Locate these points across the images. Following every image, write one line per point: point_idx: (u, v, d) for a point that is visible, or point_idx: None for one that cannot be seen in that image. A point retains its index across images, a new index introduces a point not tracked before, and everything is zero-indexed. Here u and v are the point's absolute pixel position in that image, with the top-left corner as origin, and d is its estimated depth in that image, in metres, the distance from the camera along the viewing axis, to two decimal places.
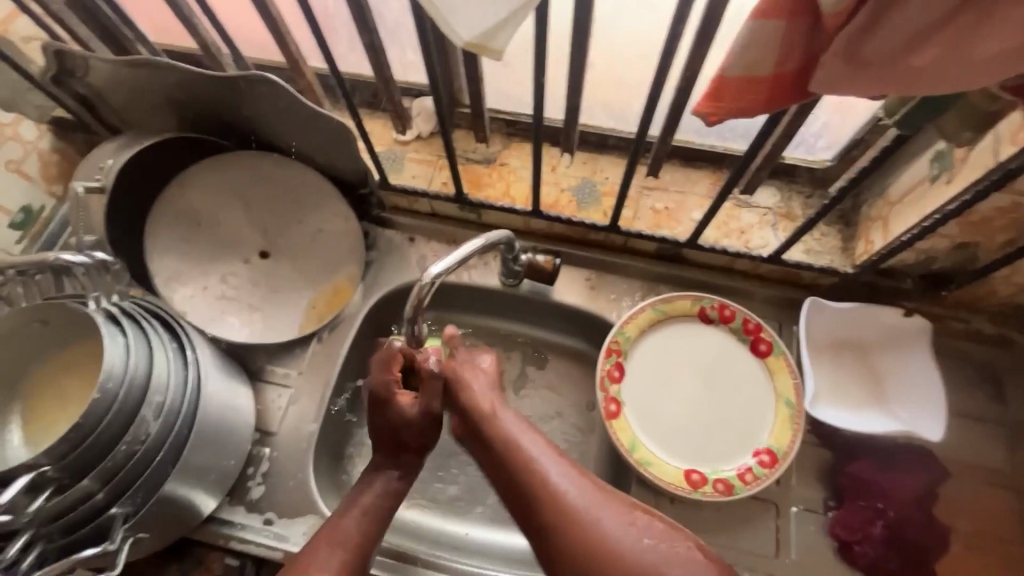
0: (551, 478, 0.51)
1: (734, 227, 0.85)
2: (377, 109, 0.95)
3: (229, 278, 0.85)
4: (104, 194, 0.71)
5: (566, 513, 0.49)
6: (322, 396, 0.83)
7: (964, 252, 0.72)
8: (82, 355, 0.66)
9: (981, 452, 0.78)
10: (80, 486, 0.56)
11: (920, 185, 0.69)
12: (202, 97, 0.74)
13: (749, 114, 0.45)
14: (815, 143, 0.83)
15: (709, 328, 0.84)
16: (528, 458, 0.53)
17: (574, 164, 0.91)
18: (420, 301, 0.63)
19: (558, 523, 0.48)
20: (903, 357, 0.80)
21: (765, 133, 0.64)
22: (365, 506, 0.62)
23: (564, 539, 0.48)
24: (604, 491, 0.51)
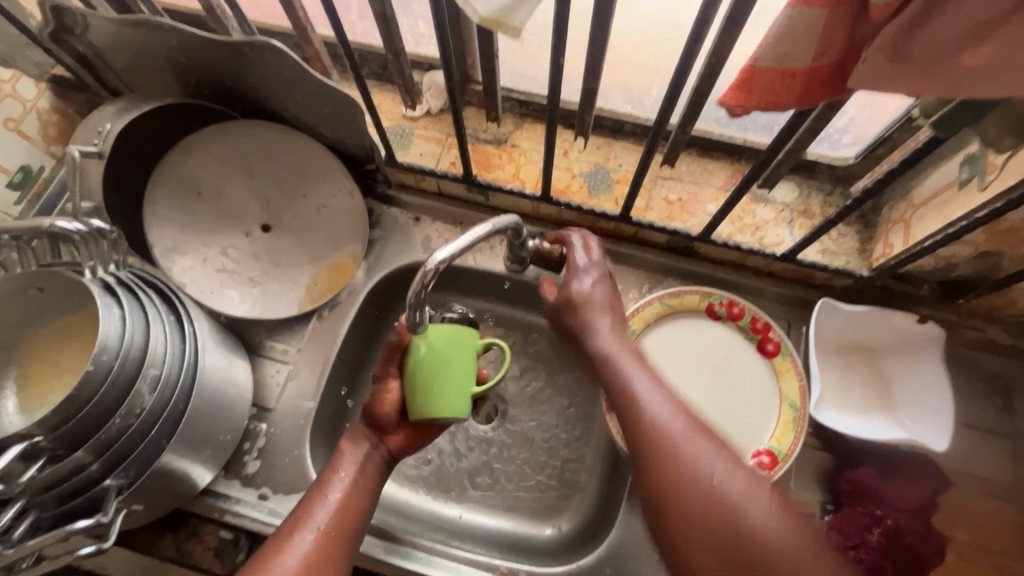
0: (652, 416, 0.58)
1: (749, 222, 0.83)
2: (386, 82, 0.93)
3: (230, 251, 0.83)
4: (103, 159, 0.68)
5: (664, 452, 0.55)
6: (321, 373, 0.83)
7: (988, 262, 0.70)
8: (77, 326, 0.65)
9: (983, 463, 0.77)
10: (73, 457, 0.55)
11: (947, 189, 0.67)
12: (206, 61, 0.71)
13: (778, 110, 0.42)
14: (839, 139, 0.80)
15: (716, 325, 0.82)
16: (636, 397, 0.60)
17: (588, 148, 0.88)
18: (422, 287, 0.58)
19: (655, 459, 0.56)
20: (913, 364, 0.78)
21: (792, 126, 0.61)
22: (351, 477, 0.64)
23: (659, 474, 0.55)
24: (700, 434, 0.56)
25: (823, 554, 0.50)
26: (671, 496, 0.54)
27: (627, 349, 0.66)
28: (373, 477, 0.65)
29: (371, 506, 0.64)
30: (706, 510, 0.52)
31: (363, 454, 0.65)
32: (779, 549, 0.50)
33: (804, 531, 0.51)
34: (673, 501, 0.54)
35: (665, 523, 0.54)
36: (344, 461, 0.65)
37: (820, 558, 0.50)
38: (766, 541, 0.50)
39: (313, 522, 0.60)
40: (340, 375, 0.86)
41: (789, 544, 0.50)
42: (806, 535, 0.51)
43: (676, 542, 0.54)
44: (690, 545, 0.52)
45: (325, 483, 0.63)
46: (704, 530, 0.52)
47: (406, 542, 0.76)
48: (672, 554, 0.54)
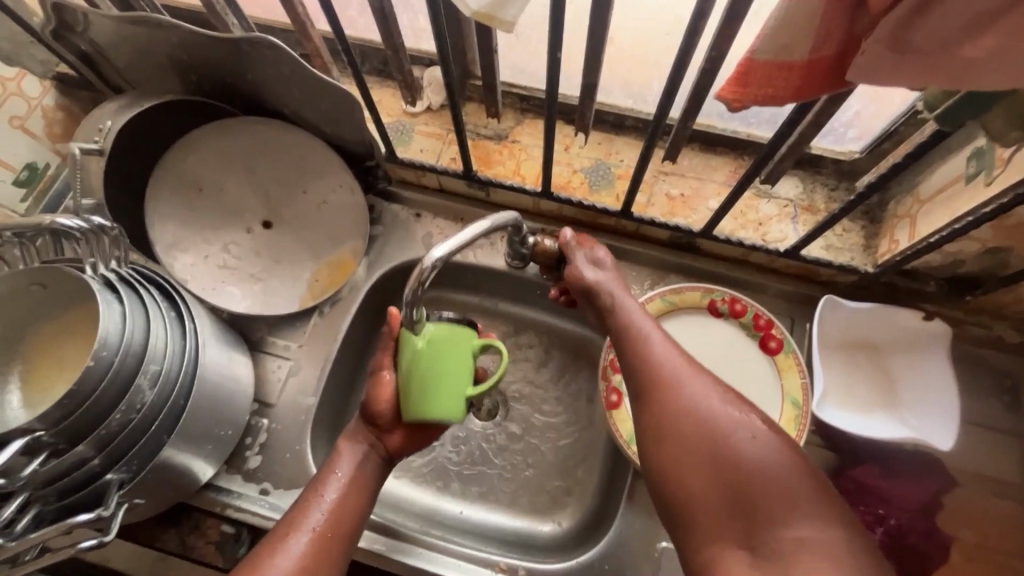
0: (655, 352, 0.60)
1: (752, 218, 0.82)
2: (387, 79, 0.93)
3: (231, 247, 0.83)
4: (103, 156, 0.68)
5: (662, 383, 0.57)
6: (322, 369, 0.83)
7: (996, 258, 0.68)
8: (74, 321, 0.65)
9: (990, 462, 0.76)
10: (75, 451, 0.55)
11: (954, 184, 0.65)
12: (205, 58, 0.71)
13: (776, 103, 0.42)
14: (844, 132, 0.78)
15: (718, 322, 0.82)
16: (640, 336, 0.62)
17: (588, 144, 0.87)
18: (421, 283, 0.59)
19: (652, 388, 0.57)
20: (918, 361, 0.77)
21: (793, 121, 0.59)
22: (346, 477, 0.63)
23: (655, 402, 0.56)
24: (700, 371, 0.58)
25: (814, 483, 0.49)
26: (664, 420, 0.55)
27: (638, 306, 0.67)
28: (369, 475, 0.64)
29: (364, 507, 0.63)
30: (695, 432, 0.53)
31: (363, 449, 0.65)
32: (765, 471, 0.49)
33: (796, 460, 0.50)
34: (665, 425, 0.55)
35: (657, 449, 0.55)
36: (340, 461, 0.64)
37: (811, 484, 0.48)
38: (753, 461, 0.50)
39: (308, 524, 0.59)
40: (341, 371, 0.87)
41: (775, 466, 0.49)
42: (794, 463, 0.50)
43: (665, 467, 0.53)
44: (678, 468, 0.52)
45: (318, 485, 0.62)
46: (692, 451, 0.52)
47: (405, 537, 0.76)
48: (662, 481, 0.54)
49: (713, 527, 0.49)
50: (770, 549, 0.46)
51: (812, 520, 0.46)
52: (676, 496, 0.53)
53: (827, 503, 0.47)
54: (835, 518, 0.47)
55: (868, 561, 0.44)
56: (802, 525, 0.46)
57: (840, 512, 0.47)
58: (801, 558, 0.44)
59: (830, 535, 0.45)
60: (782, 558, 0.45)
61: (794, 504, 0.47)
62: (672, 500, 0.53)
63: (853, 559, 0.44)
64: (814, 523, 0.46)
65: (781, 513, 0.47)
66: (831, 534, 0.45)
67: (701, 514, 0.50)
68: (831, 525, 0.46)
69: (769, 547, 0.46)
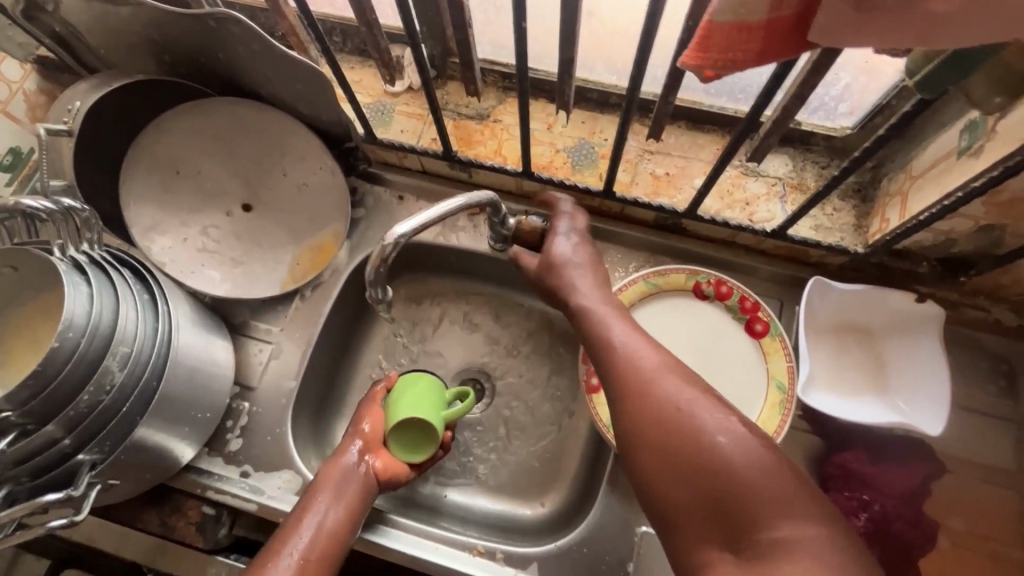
0: (628, 359, 0.57)
1: (739, 197, 0.80)
2: (368, 59, 0.91)
3: (210, 230, 0.83)
4: (72, 137, 0.67)
5: (636, 389, 0.55)
6: (304, 352, 0.83)
7: (989, 237, 0.65)
8: (43, 306, 0.64)
9: (982, 448, 0.74)
10: (44, 431, 0.55)
11: (946, 159, 0.62)
12: (176, 38, 0.70)
13: (740, 69, 0.40)
14: (834, 107, 0.76)
15: (703, 305, 0.80)
16: (614, 344, 0.60)
17: (571, 122, 0.85)
18: (383, 260, 0.59)
19: (627, 396, 0.55)
20: (909, 345, 0.75)
21: (768, 93, 0.56)
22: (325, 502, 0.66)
23: (630, 410, 0.54)
24: (674, 371, 0.55)
25: (793, 476, 0.47)
26: (640, 427, 0.53)
27: (613, 310, 0.65)
28: (352, 503, 0.67)
29: (348, 533, 0.65)
30: (671, 436, 0.50)
31: (342, 479, 0.68)
32: (743, 470, 0.47)
33: (774, 454, 0.48)
34: (640, 432, 0.53)
35: (636, 458, 0.53)
36: (322, 488, 0.67)
37: (791, 480, 0.46)
38: (730, 461, 0.47)
39: (291, 550, 0.61)
40: (324, 354, 0.86)
41: (752, 464, 0.47)
42: (776, 460, 0.47)
43: (645, 475, 0.52)
44: (659, 478, 0.50)
45: (301, 512, 0.65)
46: (671, 457, 0.50)
47: (386, 520, 0.75)
48: (643, 489, 0.52)
49: (696, 533, 0.48)
50: (753, 551, 0.44)
51: (793, 517, 0.45)
52: (659, 503, 0.51)
53: (807, 496, 0.46)
54: (817, 512, 0.45)
55: (850, 554, 0.43)
56: (786, 525, 0.44)
57: (820, 507, 0.46)
58: (785, 558, 0.43)
59: (812, 532, 0.44)
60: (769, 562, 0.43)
61: (775, 503, 0.45)
62: (657, 507, 0.51)
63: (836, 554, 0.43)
64: (796, 521, 0.44)
65: (760, 513, 0.45)
66: (812, 529, 0.44)
67: (685, 521, 0.49)
68: (816, 522, 0.44)
69: (752, 549, 0.44)
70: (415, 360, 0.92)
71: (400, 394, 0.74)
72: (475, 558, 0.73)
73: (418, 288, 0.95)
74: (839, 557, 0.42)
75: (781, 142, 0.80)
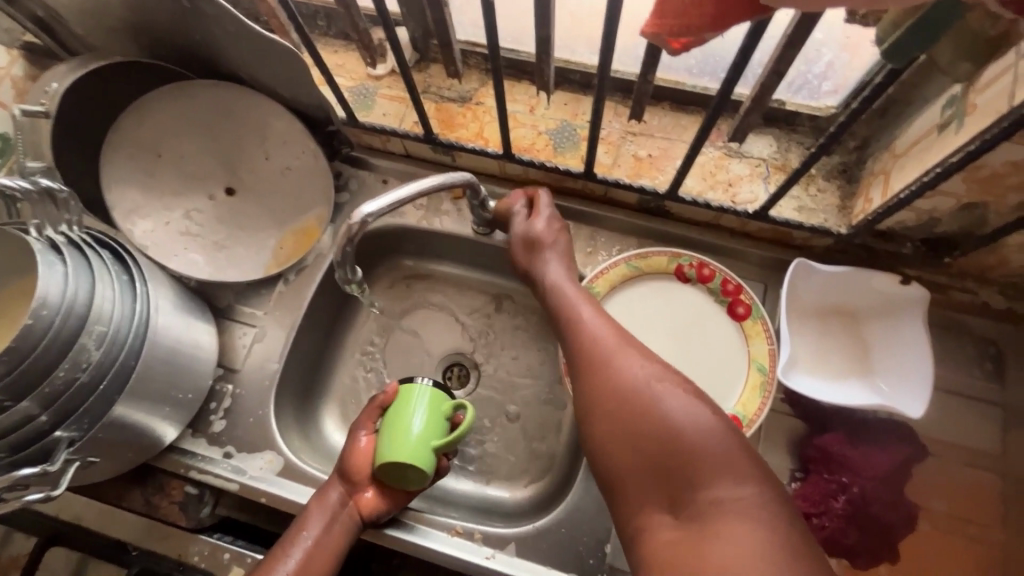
0: (589, 337, 0.60)
1: (722, 179, 0.78)
2: (351, 42, 0.91)
3: (193, 214, 0.83)
4: (50, 119, 0.68)
5: (595, 361, 0.58)
6: (287, 336, 0.84)
7: (973, 216, 0.64)
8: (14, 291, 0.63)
9: (966, 431, 0.73)
10: (19, 407, 0.56)
11: (927, 135, 0.61)
12: (153, 19, 0.70)
13: (701, 33, 0.41)
14: (818, 86, 0.75)
15: (685, 287, 0.79)
16: (577, 324, 0.63)
17: (554, 104, 0.84)
18: (349, 239, 0.62)
19: (588, 369, 0.58)
20: (893, 327, 0.73)
21: (739, 66, 0.55)
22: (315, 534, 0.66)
23: (589, 382, 0.57)
24: (631, 348, 0.58)
25: (734, 440, 0.48)
26: (594, 398, 0.56)
27: (578, 293, 0.68)
28: (336, 537, 0.67)
29: (334, 564, 0.67)
30: (623, 404, 0.53)
31: (331, 513, 0.68)
32: (685, 433, 0.49)
33: (718, 420, 0.50)
34: (595, 402, 0.55)
35: (590, 428, 0.55)
36: (312, 518, 0.68)
37: (732, 446, 0.48)
38: (674, 425, 0.49)
39: None
40: (308, 338, 0.87)
41: (695, 427, 0.49)
42: (719, 427, 0.49)
43: (599, 444, 0.54)
44: (609, 444, 0.53)
45: (290, 541, 0.66)
46: (620, 423, 0.52)
47: None
48: (595, 457, 0.54)
49: (641, 496, 0.50)
50: (690, 510, 0.46)
51: (730, 477, 0.46)
52: (610, 473, 0.53)
53: (745, 459, 0.47)
54: (754, 474, 0.47)
55: (782, 512, 0.44)
56: (724, 486, 0.46)
57: (759, 471, 0.47)
58: (722, 518, 0.44)
59: (746, 491, 0.45)
60: (704, 519, 0.45)
61: (713, 464, 0.47)
62: (605, 473, 0.53)
63: (770, 514, 0.44)
64: (731, 481, 0.46)
65: (699, 474, 0.47)
66: (747, 490, 0.46)
67: (631, 485, 0.51)
68: (751, 483, 0.46)
69: (690, 509, 0.46)
70: (401, 344, 0.92)
71: (385, 431, 0.69)
72: (453, 538, 0.73)
73: (403, 273, 0.96)
74: (771, 516, 0.44)
75: (765, 122, 0.78)
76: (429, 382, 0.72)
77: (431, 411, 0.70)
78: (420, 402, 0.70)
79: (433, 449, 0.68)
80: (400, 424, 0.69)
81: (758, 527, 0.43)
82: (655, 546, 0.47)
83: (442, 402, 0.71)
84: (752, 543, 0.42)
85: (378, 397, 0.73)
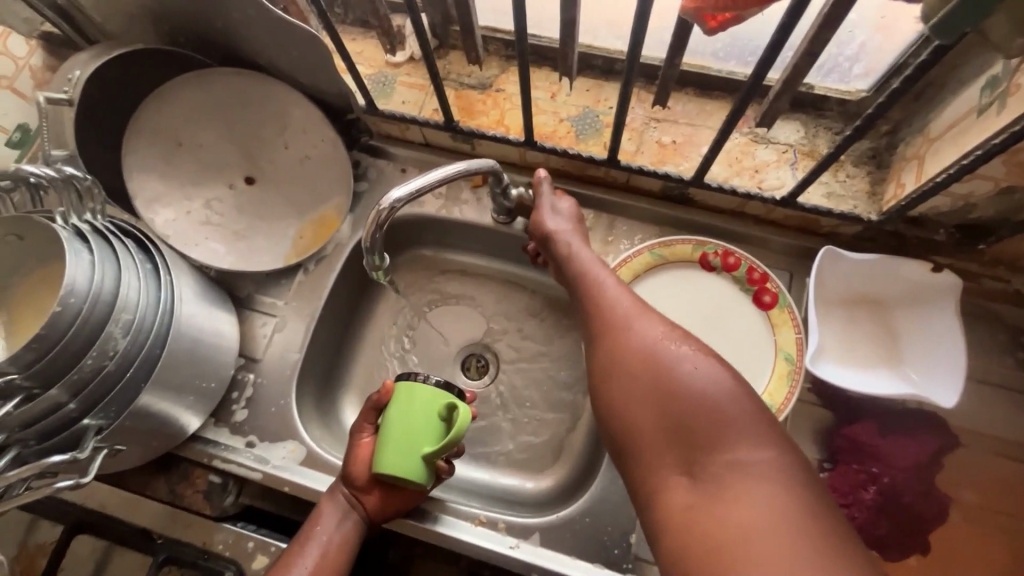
0: (608, 305, 0.60)
1: (748, 165, 0.77)
2: (369, 29, 0.90)
3: (214, 203, 0.83)
4: (73, 106, 0.68)
5: (613, 327, 0.58)
6: (308, 325, 0.83)
7: (1010, 201, 0.62)
8: (42, 278, 0.63)
9: (997, 421, 0.72)
10: (48, 395, 0.56)
11: (966, 118, 0.60)
12: (173, 4, 0.69)
13: (740, 7, 0.42)
14: (849, 69, 0.73)
15: (710, 276, 0.78)
16: (594, 294, 0.63)
17: (576, 90, 0.83)
18: (378, 226, 0.62)
19: (604, 335, 0.58)
20: (923, 316, 0.72)
21: (774, 48, 0.54)
22: (328, 531, 0.66)
23: (606, 348, 0.57)
24: (650, 317, 0.57)
25: (755, 406, 0.48)
26: (612, 362, 0.55)
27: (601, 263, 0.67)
28: (346, 533, 0.67)
29: (348, 559, 0.67)
30: (641, 367, 0.52)
31: (341, 508, 0.68)
32: (707, 395, 0.48)
33: (739, 384, 0.49)
34: (611, 366, 0.55)
35: (606, 392, 0.55)
36: (324, 515, 0.67)
37: (750, 408, 0.47)
38: (693, 388, 0.49)
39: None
40: (329, 328, 0.87)
41: (716, 390, 0.48)
42: (737, 390, 0.49)
43: (614, 408, 0.54)
44: (624, 407, 0.53)
45: (305, 537, 0.66)
46: (636, 386, 0.52)
47: None
48: (611, 421, 0.54)
49: (655, 459, 0.49)
50: (708, 471, 0.46)
51: (751, 441, 0.46)
52: (624, 436, 0.52)
53: (766, 424, 0.47)
54: (775, 439, 0.46)
55: (819, 495, 0.44)
56: (743, 448, 0.45)
57: (779, 436, 0.47)
58: (739, 481, 0.44)
59: (768, 455, 0.45)
60: (722, 482, 0.44)
61: (733, 426, 0.47)
62: (620, 437, 0.53)
63: (794, 483, 0.43)
64: (753, 444, 0.45)
65: (717, 434, 0.47)
66: (767, 453, 0.45)
67: (644, 447, 0.50)
68: (769, 447, 0.45)
69: (707, 470, 0.46)
70: (420, 335, 0.92)
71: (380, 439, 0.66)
72: (478, 528, 0.72)
73: (421, 263, 0.95)
74: (793, 482, 0.43)
75: (792, 107, 0.77)
76: (424, 379, 0.67)
77: (423, 412, 0.65)
78: (412, 405, 0.65)
79: (424, 455, 0.64)
80: (391, 427, 0.65)
81: (784, 492, 0.43)
82: (670, 509, 0.46)
83: (437, 402, 0.66)
84: (771, 505, 0.42)
85: (372, 398, 0.69)
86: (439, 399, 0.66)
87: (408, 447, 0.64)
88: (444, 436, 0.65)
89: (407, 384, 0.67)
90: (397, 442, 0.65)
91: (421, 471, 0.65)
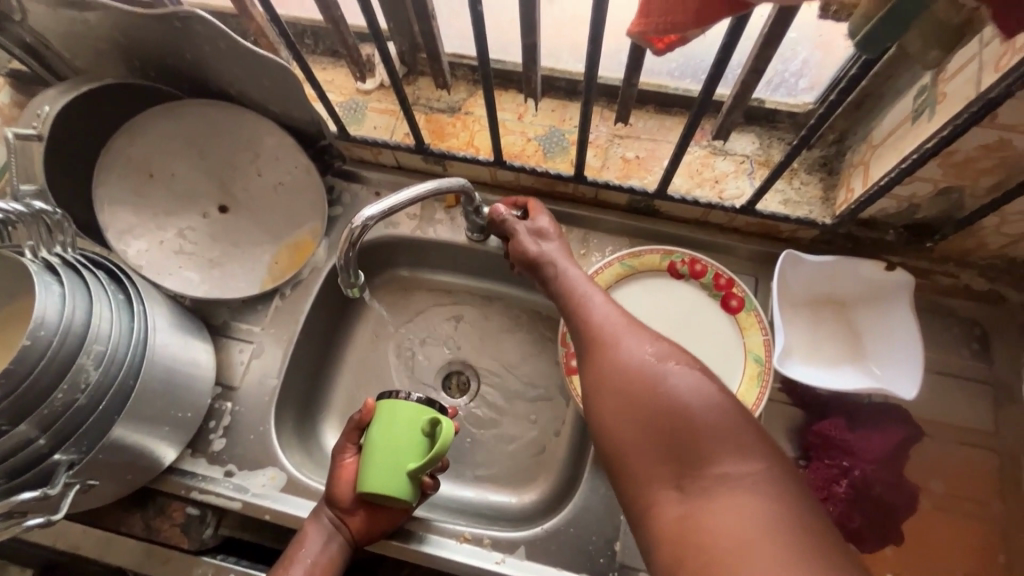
0: (597, 321, 0.61)
1: (707, 176, 0.81)
2: (339, 59, 0.92)
3: (187, 233, 0.83)
4: (42, 142, 0.68)
5: (602, 342, 0.59)
6: (285, 351, 0.83)
7: (948, 200, 0.66)
8: (9, 316, 0.63)
9: (958, 410, 0.75)
10: (17, 430, 0.55)
11: (901, 125, 0.64)
12: (145, 41, 0.71)
13: (683, 30, 0.44)
14: (795, 83, 0.78)
15: (679, 283, 0.81)
16: (584, 310, 0.63)
17: (541, 111, 0.86)
18: (351, 244, 0.63)
19: (594, 352, 0.59)
20: (883, 312, 0.75)
21: (719, 68, 0.58)
22: (313, 555, 0.65)
23: (597, 364, 0.58)
24: (641, 332, 0.58)
25: (740, 418, 0.49)
26: (603, 379, 0.56)
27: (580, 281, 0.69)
28: (332, 556, 0.66)
29: None
30: (630, 385, 0.53)
31: (326, 531, 0.67)
32: (694, 411, 0.49)
33: (727, 400, 0.50)
34: (603, 382, 0.56)
35: (598, 409, 0.55)
36: (308, 539, 0.67)
37: (736, 421, 0.49)
38: (682, 401, 0.50)
39: None
40: (307, 352, 0.87)
41: (703, 406, 0.49)
42: (723, 399, 0.50)
43: (605, 423, 0.55)
44: (615, 422, 0.53)
45: (288, 561, 0.65)
46: (627, 401, 0.53)
47: None
48: (602, 437, 0.55)
49: (648, 472, 0.50)
50: (697, 484, 0.47)
51: (738, 453, 0.47)
52: (615, 451, 0.53)
53: (754, 438, 0.48)
54: (760, 452, 0.47)
55: (792, 487, 0.45)
56: (730, 462, 0.46)
57: (768, 448, 0.48)
58: (725, 493, 0.45)
59: (758, 470, 0.46)
60: (710, 494, 0.45)
61: (720, 441, 0.48)
62: (610, 452, 0.54)
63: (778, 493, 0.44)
64: (740, 458, 0.47)
65: (707, 448, 0.48)
66: (754, 465, 0.46)
67: (636, 463, 0.51)
68: (755, 459, 0.47)
69: (697, 484, 0.47)
70: (400, 354, 0.93)
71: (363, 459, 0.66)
72: (463, 545, 0.72)
73: (400, 284, 0.96)
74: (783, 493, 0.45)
75: (747, 121, 0.81)
76: (405, 397, 0.67)
77: (405, 430, 0.65)
78: (393, 422, 0.66)
79: (409, 472, 0.64)
80: (373, 446, 0.65)
81: (770, 504, 0.43)
82: (662, 523, 0.47)
83: (421, 417, 0.66)
84: (760, 516, 0.42)
85: (354, 418, 0.70)
86: (419, 415, 0.66)
87: (392, 466, 0.64)
88: (427, 452, 0.65)
89: (391, 402, 0.67)
90: (380, 461, 0.65)
91: (406, 490, 0.65)
